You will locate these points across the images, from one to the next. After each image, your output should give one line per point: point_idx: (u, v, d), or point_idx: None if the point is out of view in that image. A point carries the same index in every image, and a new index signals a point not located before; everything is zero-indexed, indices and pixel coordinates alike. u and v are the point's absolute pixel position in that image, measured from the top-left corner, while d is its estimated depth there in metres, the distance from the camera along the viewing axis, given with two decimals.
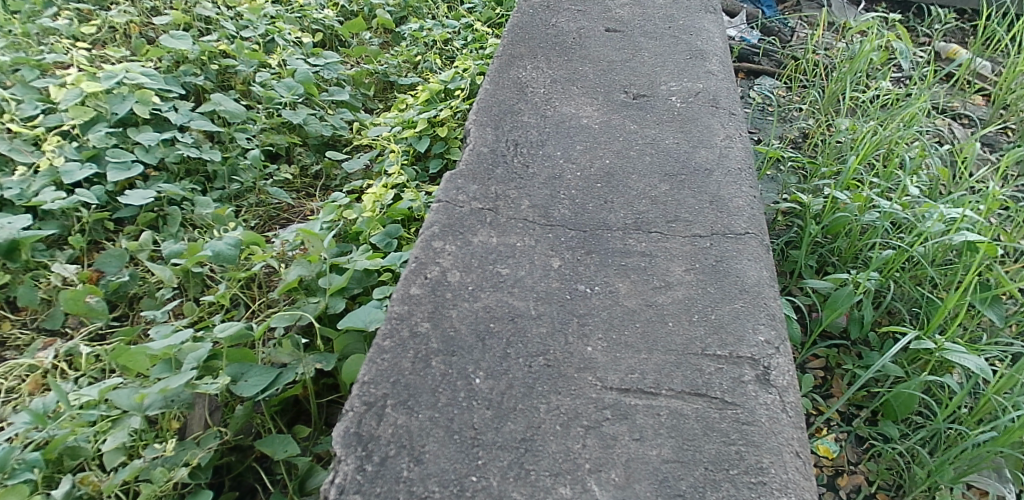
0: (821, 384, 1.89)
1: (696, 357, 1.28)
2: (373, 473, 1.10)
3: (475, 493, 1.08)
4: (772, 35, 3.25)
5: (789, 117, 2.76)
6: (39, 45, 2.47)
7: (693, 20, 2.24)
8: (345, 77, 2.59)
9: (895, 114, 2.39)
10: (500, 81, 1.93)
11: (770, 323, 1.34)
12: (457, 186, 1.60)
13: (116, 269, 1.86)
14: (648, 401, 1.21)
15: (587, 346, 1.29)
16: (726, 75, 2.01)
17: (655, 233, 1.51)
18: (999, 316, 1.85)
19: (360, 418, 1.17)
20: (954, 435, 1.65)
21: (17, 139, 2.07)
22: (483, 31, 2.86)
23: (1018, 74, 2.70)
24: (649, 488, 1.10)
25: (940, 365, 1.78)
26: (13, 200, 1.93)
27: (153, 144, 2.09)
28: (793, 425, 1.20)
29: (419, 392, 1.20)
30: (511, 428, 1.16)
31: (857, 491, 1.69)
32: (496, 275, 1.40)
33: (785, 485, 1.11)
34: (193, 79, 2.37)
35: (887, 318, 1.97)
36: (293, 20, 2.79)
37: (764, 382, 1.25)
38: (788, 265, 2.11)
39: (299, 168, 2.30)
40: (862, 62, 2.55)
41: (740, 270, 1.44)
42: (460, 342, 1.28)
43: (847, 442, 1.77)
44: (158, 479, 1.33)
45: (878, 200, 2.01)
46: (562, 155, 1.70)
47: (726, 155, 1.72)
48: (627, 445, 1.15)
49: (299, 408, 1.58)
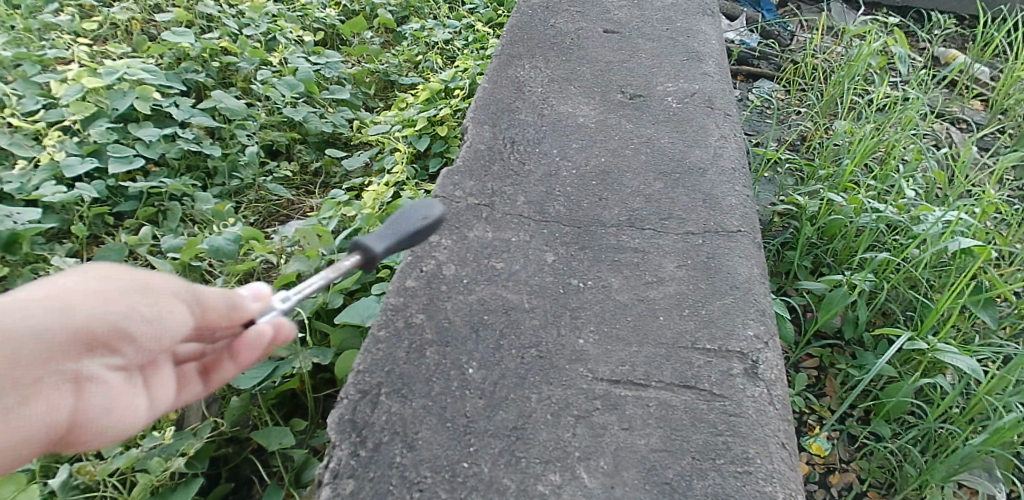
0: (814, 383, 1.91)
1: (686, 350, 1.30)
2: (367, 458, 1.12)
3: (466, 479, 1.10)
4: (771, 38, 3.27)
5: (786, 120, 2.78)
6: (41, 41, 2.49)
7: (691, 23, 2.26)
8: (346, 76, 2.62)
9: (892, 117, 2.42)
10: (499, 80, 1.96)
11: (760, 318, 1.36)
12: (454, 182, 1.62)
13: (116, 262, 1.86)
14: (637, 392, 1.23)
15: (580, 338, 1.31)
16: (722, 77, 2.03)
17: (649, 229, 1.54)
18: (992, 318, 1.87)
19: (355, 405, 1.19)
20: (944, 434, 1.67)
21: (18, 133, 2.09)
22: (484, 32, 2.88)
23: (1015, 79, 2.72)
24: (637, 475, 1.12)
25: (933, 366, 1.79)
26: (13, 194, 1.94)
27: (153, 140, 2.13)
28: (780, 417, 1.22)
29: (413, 380, 1.22)
30: (503, 416, 1.19)
31: (847, 489, 1.71)
32: (491, 269, 1.42)
33: (771, 475, 1.14)
34: (195, 76, 2.39)
35: (881, 318, 1.99)
36: (294, 18, 2.82)
37: (752, 375, 1.27)
38: (782, 266, 2.13)
39: (299, 164, 2.32)
40: (859, 66, 2.57)
41: (732, 267, 1.46)
42: (454, 333, 1.30)
43: (839, 441, 1.79)
44: (155, 468, 1.36)
45: (873, 203, 2.04)
46: (559, 153, 1.73)
47: (720, 155, 1.74)
48: (616, 435, 1.17)
49: (296, 402, 1.58)
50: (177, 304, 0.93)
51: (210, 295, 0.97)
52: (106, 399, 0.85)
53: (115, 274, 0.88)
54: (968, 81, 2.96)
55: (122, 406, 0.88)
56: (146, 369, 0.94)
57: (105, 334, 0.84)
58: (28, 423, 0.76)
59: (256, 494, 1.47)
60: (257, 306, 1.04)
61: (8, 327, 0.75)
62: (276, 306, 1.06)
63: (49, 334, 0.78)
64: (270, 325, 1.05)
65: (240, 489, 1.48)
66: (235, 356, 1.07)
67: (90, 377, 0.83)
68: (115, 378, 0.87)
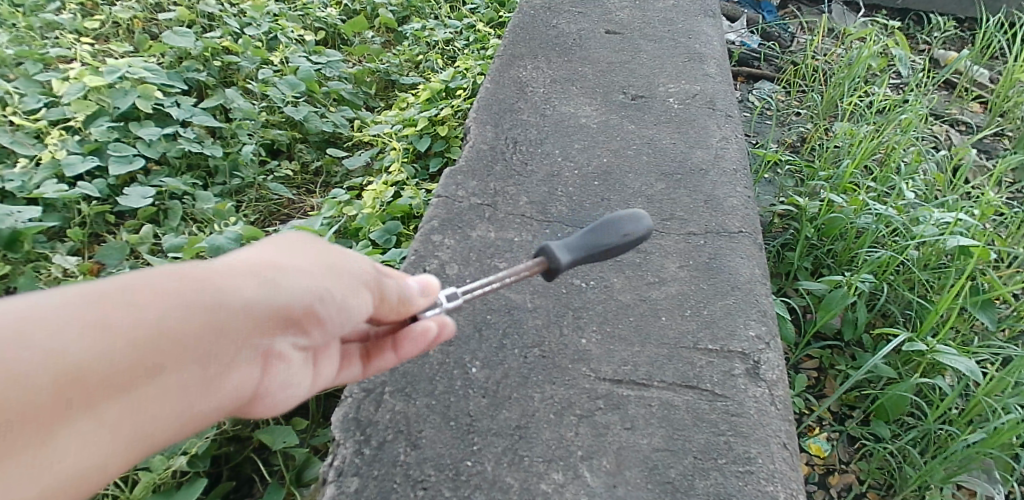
0: (814, 384, 1.92)
1: (688, 351, 1.31)
2: (371, 456, 1.12)
3: (470, 478, 1.11)
4: (771, 40, 3.27)
5: (787, 121, 2.79)
6: (42, 39, 2.49)
7: (692, 24, 2.27)
8: (347, 75, 2.62)
9: (892, 119, 2.43)
10: (500, 80, 1.96)
11: (761, 319, 1.37)
12: (457, 182, 1.63)
13: (116, 261, 1.87)
14: (639, 391, 1.24)
15: (582, 338, 1.32)
16: (723, 78, 2.04)
17: (651, 230, 1.54)
18: (991, 319, 1.88)
19: (359, 403, 1.19)
20: (944, 435, 1.67)
21: (19, 132, 2.10)
22: (485, 32, 2.88)
23: (1015, 81, 2.73)
24: (639, 475, 1.12)
25: (933, 367, 1.80)
26: (14, 192, 1.95)
27: (154, 139, 2.13)
28: (782, 418, 1.23)
29: (417, 379, 1.23)
30: (506, 415, 1.19)
31: (847, 490, 1.72)
32: (494, 269, 1.43)
33: (772, 474, 1.14)
34: (196, 75, 2.39)
35: (881, 320, 1.99)
36: (296, 18, 2.83)
37: (754, 376, 1.27)
38: (783, 267, 2.14)
39: (300, 164, 2.32)
40: (859, 67, 2.58)
41: (733, 268, 1.46)
42: (457, 332, 1.30)
43: (838, 442, 1.80)
44: (157, 467, 1.37)
45: (873, 204, 2.04)
46: (561, 153, 1.73)
47: (721, 156, 1.75)
48: (618, 434, 1.17)
49: (297, 401, 1.59)
50: (362, 295, 0.97)
51: (389, 283, 1.00)
52: (283, 372, 0.93)
53: (319, 257, 0.95)
54: (968, 83, 2.97)
55: (294, 378, 0.96)
56: (319, 347, 1.01)
57: (300, 317, 0.89)
58: (227, 388, 0.84)
59: (257, 493, 1.47)
60: (425, 301, 1.03)
61: (228, 300, 0.81)
62: (441, 303, 1.05)
63: (260, 311, 0.84)
64: (434, 322, 1.04)
65: (241, 487, 1.48)
66: (398, 347, 1.08)
67: (278, 352, 0.90)
68: (297, 354, 0.94)
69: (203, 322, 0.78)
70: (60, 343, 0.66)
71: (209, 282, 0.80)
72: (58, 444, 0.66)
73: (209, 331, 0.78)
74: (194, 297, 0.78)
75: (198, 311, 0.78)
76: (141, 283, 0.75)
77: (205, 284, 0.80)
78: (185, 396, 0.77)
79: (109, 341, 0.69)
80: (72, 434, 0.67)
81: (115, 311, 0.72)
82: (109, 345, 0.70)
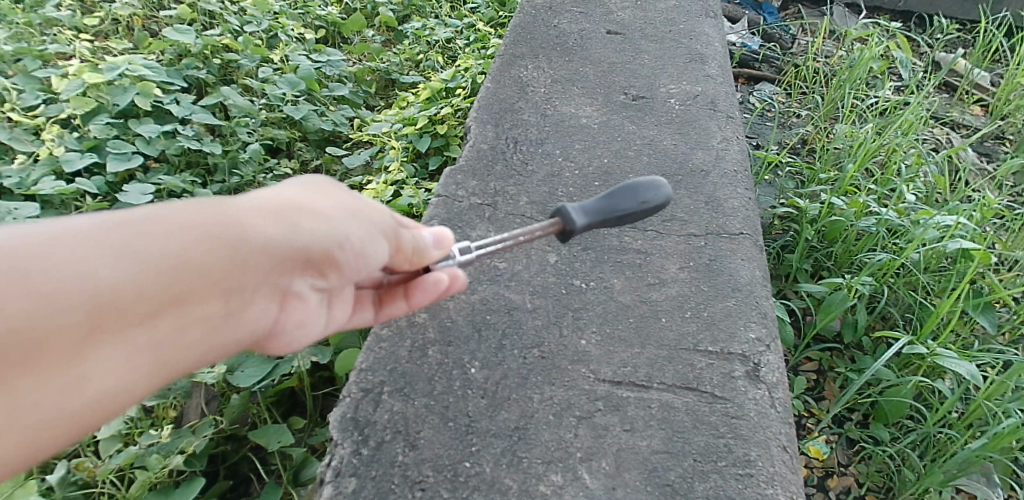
0: (813, 387, 1.92)
1: (688, 352, 1.30)
2: (369, 456, 1.12)
3: (468, 479, 1.10)
4: (773, 42, 3.27)
5: (788, 123, 2.79)
6: (42, 36, 2.48)
7: (694, 24, 2.26)
8: (347, 74, 2.62)
9: (893, 122, 2.43)
10: (501, 79, 1.96)
11: (762, 321, 1.36)
12: (457, 181, 1.62)
13: None
14: (639, 393, 1.23)
15: (582, 339, 1.31)
16: (724, 79, 2.03)
17: (651, 231, 1.54)
18: (992, 322, 1.87)
19: (357, 403, 1.19)
20: (943, 438, 1.67)
21: (18, 128, 2.09)
22: (486, 31, 2.87)
23: (1017, 85, 2.73)
24: (639, 477, 1.12)
25: (932, 370, 1.80)
26: (12, 188, 1.95)
27: (153, 136, 2.11)
28: (782, 420, 1.22)
29: (415, 380, 1.22)
30: (505, 416, 1.19)
31: (846, 492, 1.71)
32: (493, 269, 1.42)
33: (772, 477, 1.14)
34: (195, 73, 2.38)
35: (881, 323, 1.99)
36: (296, 16, 2.82)
37: (754, 378, 1.27)
38: (783, 269, 2.14)
39: (299, 162, 2.32)
40: (861, 70, 2.58)
41: (734, 269, 1.46)
42: (456, 333, 1.30)
43: (838, 445, 1.79)
44: (153, 465, 1.35)
45: (875, 206, 2.04)
46: (561, 153, 1.73)
47: (722, 158, 1.74)
48: (618, 436, 1.17)
49: (295, 400, 1.59)
50: (376, 243, 1.01)
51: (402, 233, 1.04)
52: (297, 310, 0.98)
53: (340, 202, 0.99)
54: (969, 86, 2.96)
55: (310, 316, 1.01)
56: (333, 291, 1.06)
57: (318, 259, 0.93)
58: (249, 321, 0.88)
59: (254, 492, 1.47)
60: (438, 253, 1.06)
61: (254, 235, 0.84)
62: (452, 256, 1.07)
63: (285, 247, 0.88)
64: (445, 275, 1.10)
65: (238, 487, 1.48)
66: (409, 296, 1.15)
67: (292, 290, 0.94)
68: (311, 294, 0.99)
69: (228, 260, 0.80)
70: (94, 265, 0.69)
71: (230, 223, 0.82)
72: (88, 364, 0.68)
73: (232, 268, 0.80)
74: (219, 229, 0.81)
75: (222, 250, 0.80)
76: (158, 220, 0.77)
77: (222, 223, 0.82)
78: (205, 327, 0.79)
79: (135, 275, 0.71)
80: (103, 352, 0.69)
81: (147, 235, 0.74)
82: (133, 274, 0.72)
